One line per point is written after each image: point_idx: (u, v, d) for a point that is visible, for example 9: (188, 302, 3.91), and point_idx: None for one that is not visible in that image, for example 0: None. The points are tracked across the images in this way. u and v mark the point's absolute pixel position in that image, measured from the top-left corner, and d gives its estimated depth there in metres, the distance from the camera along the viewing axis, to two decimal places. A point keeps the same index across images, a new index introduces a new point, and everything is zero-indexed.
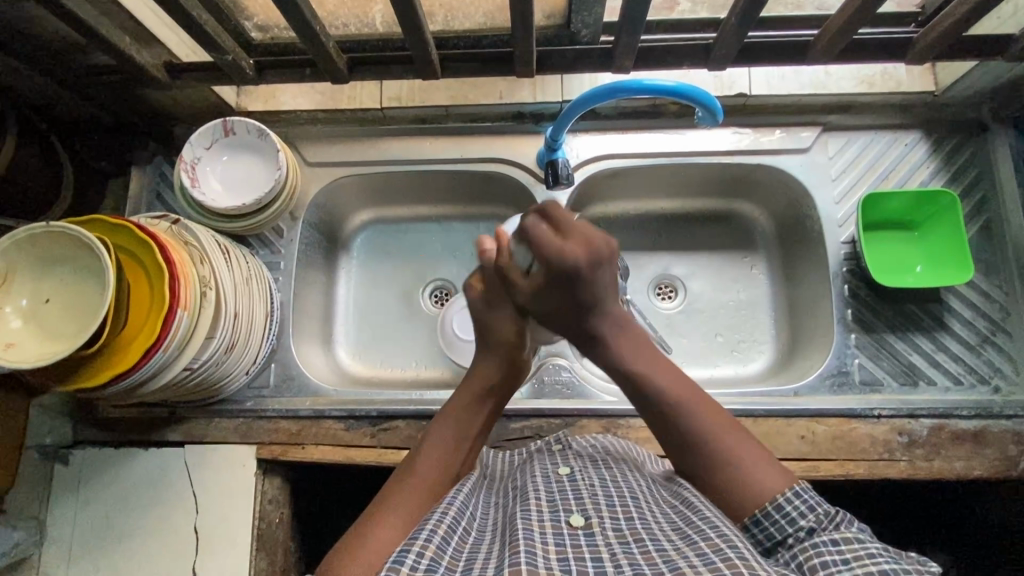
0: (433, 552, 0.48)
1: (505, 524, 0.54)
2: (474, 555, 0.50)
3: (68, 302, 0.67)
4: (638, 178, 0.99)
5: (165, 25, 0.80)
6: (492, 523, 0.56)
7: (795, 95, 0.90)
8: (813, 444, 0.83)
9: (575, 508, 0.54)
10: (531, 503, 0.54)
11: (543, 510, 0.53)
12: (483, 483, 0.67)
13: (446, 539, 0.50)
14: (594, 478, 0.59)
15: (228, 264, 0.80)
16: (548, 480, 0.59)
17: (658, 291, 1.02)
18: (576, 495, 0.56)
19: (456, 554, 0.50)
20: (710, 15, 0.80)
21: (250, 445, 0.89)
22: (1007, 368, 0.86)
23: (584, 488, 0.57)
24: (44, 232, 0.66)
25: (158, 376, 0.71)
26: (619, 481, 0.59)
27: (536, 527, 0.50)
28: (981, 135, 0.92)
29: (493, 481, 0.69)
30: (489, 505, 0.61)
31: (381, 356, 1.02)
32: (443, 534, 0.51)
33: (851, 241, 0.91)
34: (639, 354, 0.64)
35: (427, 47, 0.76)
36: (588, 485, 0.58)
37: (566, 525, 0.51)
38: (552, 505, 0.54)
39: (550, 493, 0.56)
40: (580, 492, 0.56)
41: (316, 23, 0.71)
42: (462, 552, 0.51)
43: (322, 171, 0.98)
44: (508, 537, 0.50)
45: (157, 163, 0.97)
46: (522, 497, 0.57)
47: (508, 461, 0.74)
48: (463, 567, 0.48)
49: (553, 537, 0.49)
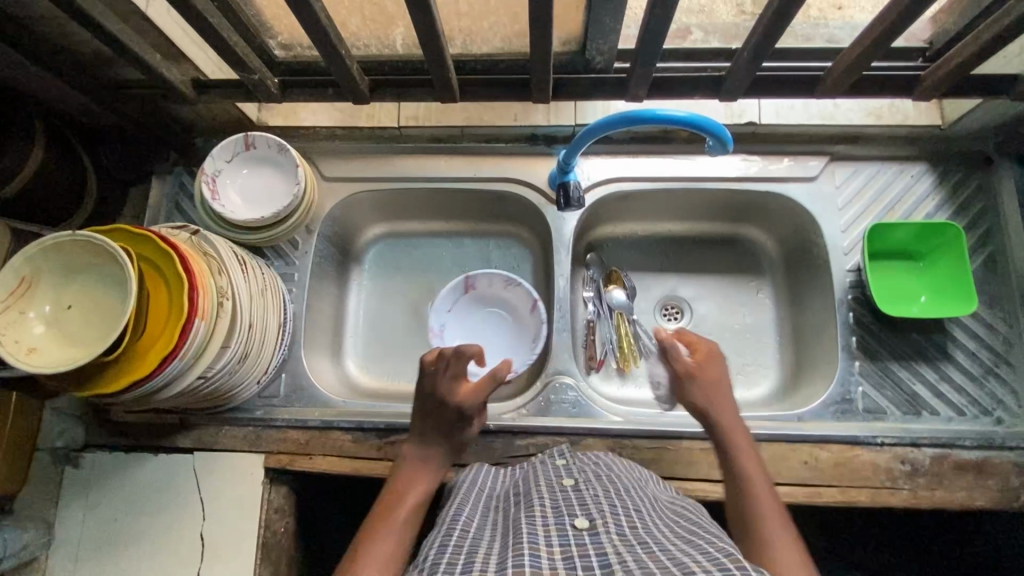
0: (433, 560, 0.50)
1: (508, 526, 0.56)
2: (476, 548, 0.52)
3: (89, 306, 0.69)
4: (647, 201, 1.01)
5: (194, 43, 0.83)
6: (494, 526, 0.57)
7: (803, 126, 0.93)
8: (816, 470, 0.84)
9: (579, 512, 0.55)
10: (535, 510, 0.56)
11: (548, 515, 0.55)
12: (484, 490, 0.68)
13: (446, 545, 0.53)
14: (598, 489, 0.60)
15: (244, 273, 0.82)
16: (552, 489, 0.61)
17: (665, 312, 1.04)
18: (579, 501, 0.57)
19: (456, 552, 0.52)
20: (722, 45, 0.82)
21: (258, 454, 0.90)
22: (1009, 400, 0.86)
23: (589, 497, 0.58)
24: (70, 240, 0.68)
25: (173, 384, 0.73)
26: (623, 494, 0.60)
27: (541, 530, 0.52)
28: (986, 169, 0.94)
29: (494, 486, 0.70)
30: (492, 511, 0.62)
31: (390, 368, 1.03)
32: (442, 543, 0.53)
33: (856, 269, 0.92)
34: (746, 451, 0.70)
35: (447, 70, 0.79)
36: (592, 495, 0.59)
37: (572, 527, 0.53)
38: (557, 510, 0.55)
39: (554, 500, 0.58)
40: (583, 499, 0.58)
41: (341, 46, 0.74)
42: (463, 549, 0.52)
43: (337, 185, 1.00)
44: (511, 539, 0.52)
45: (179, 173, 0.99)
46: (525, 504, 0.59)
47: (512, 472, 0.76)
48: (466, 560, 0.50)
49: (557, 538, 0.51)
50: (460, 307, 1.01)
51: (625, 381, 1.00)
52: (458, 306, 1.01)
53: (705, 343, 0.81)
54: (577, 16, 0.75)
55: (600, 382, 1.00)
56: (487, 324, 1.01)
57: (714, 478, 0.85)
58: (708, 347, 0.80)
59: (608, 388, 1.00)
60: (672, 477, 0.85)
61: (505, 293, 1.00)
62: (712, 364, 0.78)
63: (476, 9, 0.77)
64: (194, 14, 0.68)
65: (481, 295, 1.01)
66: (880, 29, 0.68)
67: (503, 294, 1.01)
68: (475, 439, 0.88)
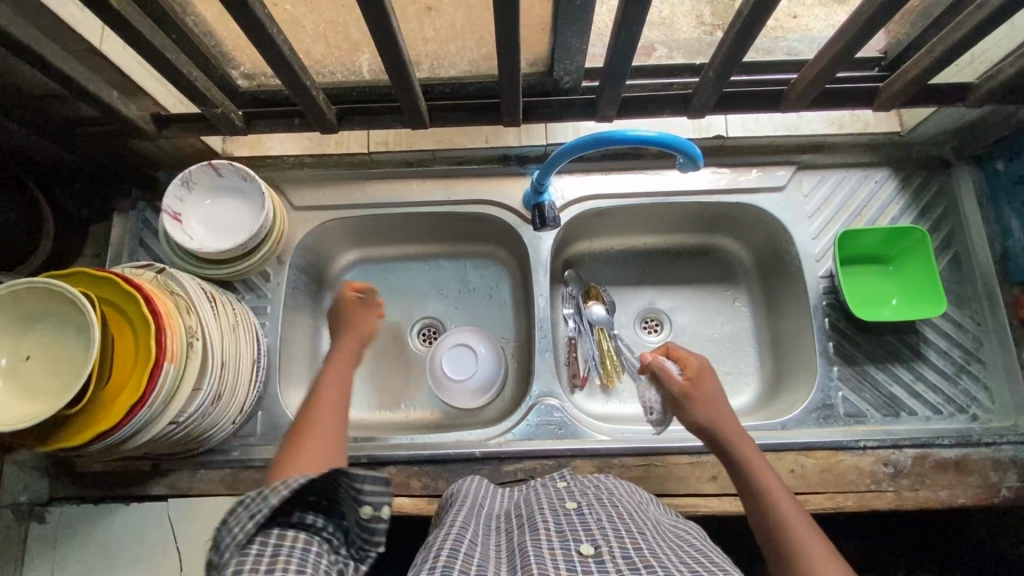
0: (445, 561, 0.50)
1: (513, 548, 0.55)
2: (484, 565, 0.52)
3: (47, 356, 0.66)
4: (621, 216, 1.01)
5: (152, 78, 0.81)
6: (495, 545, 0.57)
7: (769, 137, 0.96)
8: (803, 478, 0.84)
9: (584, 537, 0.54)
10: (541, 533, 0.55)
11: (553, 539, 0.54)
12: (482, 506, 0.68)
13: (455, 549, 0.52)
14: (602, 513, 0.59)
15: (214, 311, 0.79)
16: (556, 512, 0.60)
17: (645, 325, 1.05)
18: (585, 526, 0.56)
19: (467, 558, 0.52)
20: (686, 60, 0.86)
21: (237, 496, 0.87)
22: (983, 396, 0.89)
23: (592, 521, 0.57)
24: (26, 288, 0.65)
25: (142, 432, 0.70)
26: (626, 516, 0.59)
27: (548, 554, 0.51)
28: (946, 172, 0.96)
29: (491, 504, 0.70)
30: (491, 528, 0.62)
31: (370, 398, 1.01)
32: (452, 546, 0.53)
33: (829, 275, 0.94)
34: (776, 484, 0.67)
35: (415, 99, 0.78)
36: (595, 519, 0.57)
37: (578, 552, 0.51)
38: (561, 534, 0.54)
39: (559, 524, 0.57)
40: (587, 522, 0.57)
41: (306, 78, 0.72)
42: (472, 559, 0.52)
43: (309, 214, 0.98)
44: (518, 562, 0.51)
45: (140, 210, 0.96)
46: (529, 526, 0.58)
47: (510, 492, 0.76)
48: (475, 571, 0.50)
49: (564, 563, 0.50)
50: (206, 193, 0.88)
51: (610, 397, 1.01)
52: (216, 202, 0.89)
53: (696, 357, 0.77)
54: (542, 37, 0.75)
55: (585, 401, 1.00)
56: (229, 206, 0.89)
57: (705, 493, 0.85)
58: (698, 362, 0.76)
59: (593, 406, 1.00)
60: (661, 494, 0.85)
61: (247, 184, 0.88)
62: (708, 381, 0.75)
63: (442, 35, 0.76)
64: (150, 51, 0.66)
65: (184, 174, 0.86)
66: (840, 44, 0.69)
67: (250, 184, 0.88)
68: (462, 467, 0.87)
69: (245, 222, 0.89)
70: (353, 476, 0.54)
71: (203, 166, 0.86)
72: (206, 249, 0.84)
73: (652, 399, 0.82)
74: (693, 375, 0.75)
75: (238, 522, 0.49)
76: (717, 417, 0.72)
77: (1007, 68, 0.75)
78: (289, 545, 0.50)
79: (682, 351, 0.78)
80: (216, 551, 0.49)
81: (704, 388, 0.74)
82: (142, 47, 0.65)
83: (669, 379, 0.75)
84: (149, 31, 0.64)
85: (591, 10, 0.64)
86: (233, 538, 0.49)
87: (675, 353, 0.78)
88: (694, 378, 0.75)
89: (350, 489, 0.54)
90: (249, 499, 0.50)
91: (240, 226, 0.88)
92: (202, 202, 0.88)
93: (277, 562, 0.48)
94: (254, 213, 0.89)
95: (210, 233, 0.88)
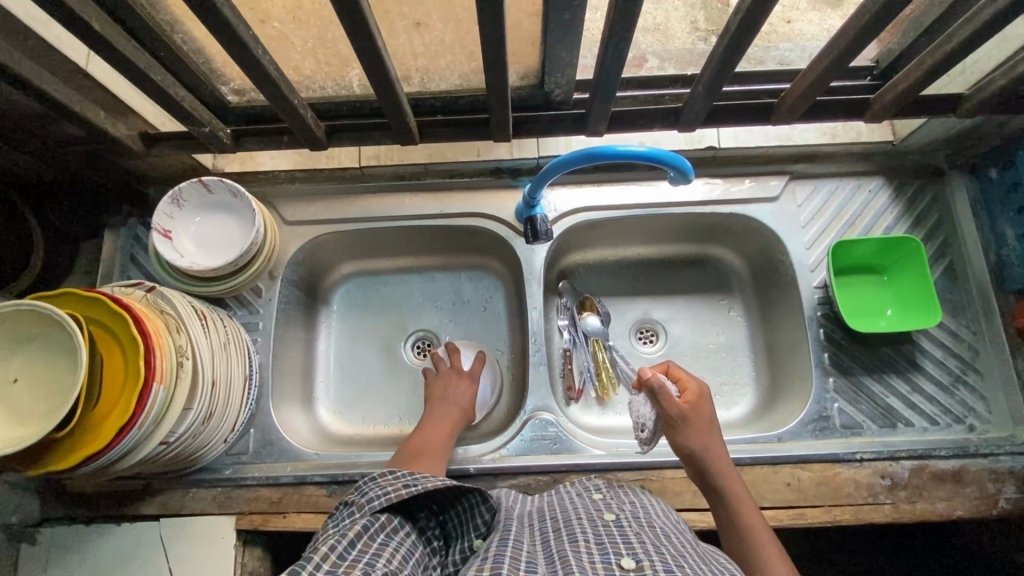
0: (497, 551, 0.52)
1: (551, 548, 0.56)
2: (530, 553, 0.54)
3: (38, 378, 0.65)
4: (615, 227, 1.01)
5: (140, 97, 0.80)
6: (533, 543, 0.57)
7: (762, 147, 0.95)
8: (799, 491, 0.84)
9: (625, 552, 0.53)
10: (579, 543, 0.55)
11: (593, 551, 0.53)
12: (513, 506, 0.69)
13: (505, 540, 0.55)
14: (641, 530, 0.58)
15: (205, 329, 0.79)
16: (594, 524, 0.59)
17: (640, 336, 1.04)
18: (626, 541, 0.55)
19: (518, 546, 0.54)
20: (678, 71, 0.85)
21: (229, 515, 0.86)
22: (980, 407, 0.88)
23: (632, 536, 0.56)
24: (13, 311, 0.64)
25: (132, 453, 0.69)
26: (664, 538, 0.58)
27: (588, 566, 0.50)
28: (940, 180, 0.96)
29: (524, 504, 0.71)
30: (527, 527, 0.62)
31: (364, 413, 1.01)
32: (504, 538, 0.55)
33: (823, 286, 0.93)
34: (749, 506, 0.71)
35: (405, 114, 0.78)
36: (636, 536, 0.56)
37: (618, 566, 0.50)
38: (601, 546, 0.53)
39: (598, 535, 0.56)
40: (628, 538, 0.56)
41: (293, 96, 0.72)
42: (518, 545, 0.54)
43: (301, 229, 0.98)
44: (558, 562, 0.52)
45: (132, 226, 0.96)
46: (567, 532, 0.58)
47: (536, 497, 0.74)
48: (525, 558, 0.52)
49: None
50: (195, 211, 0.88)
51: (605, 410, 1.00)
52: (205, 220, 0.88)
53: (695, 382, 0.79)
54: (532, 51, 0.74)
55: (580, 414, 0.99)
56: (219, 223, 0.88)
57: (701, 508, 0.84)
58: (697, 386, 0.79)
59: (588, 418, 0.99)
60: None
61: (236, 201, 0.88)
62: (703, 405, 0.77)
63: (432, 49, 0.75)
64: (134, 72, 0.65)
65: (173, 193, 0.86)
66: (830, 56, 0.69)
67: (239, 202, 0.88)
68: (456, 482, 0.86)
69: (235, 239, 0.88)
70: (484, 498, 0.62)
71: (192, 182, 0.86)
72: (194, 267, 0.84)
73: (645, 415, 0.81)
74: (689, 399, 0.77)
75: (387, 487, 0.57)
76: (707, 442, 0.75)
77: (1000, 79, 0.75)
78: (400, 534, 0.55)
79: (683, 375, 0.80)
80: (360, 496, 0.57)
81: (700, 411, 0.76)
82: (127, 69, 0.64)
83: (667, 398, 0.76)
84: (135, 53, 0.64)
85: (579, 26, 0.64)
86: (375, 495, 0.56)
87: (675, 373, 0.81)
88: (692, 401, 0.77)
89: (470, 512, 0.61)
90: (401, 472, 0.59)
91: (230, 244, 0.88)
92: (192, 221, 0.88)
93: (389, 540, 0.53)
94: (243, 229, 0.88)
95: (199, 251, 0.87)
